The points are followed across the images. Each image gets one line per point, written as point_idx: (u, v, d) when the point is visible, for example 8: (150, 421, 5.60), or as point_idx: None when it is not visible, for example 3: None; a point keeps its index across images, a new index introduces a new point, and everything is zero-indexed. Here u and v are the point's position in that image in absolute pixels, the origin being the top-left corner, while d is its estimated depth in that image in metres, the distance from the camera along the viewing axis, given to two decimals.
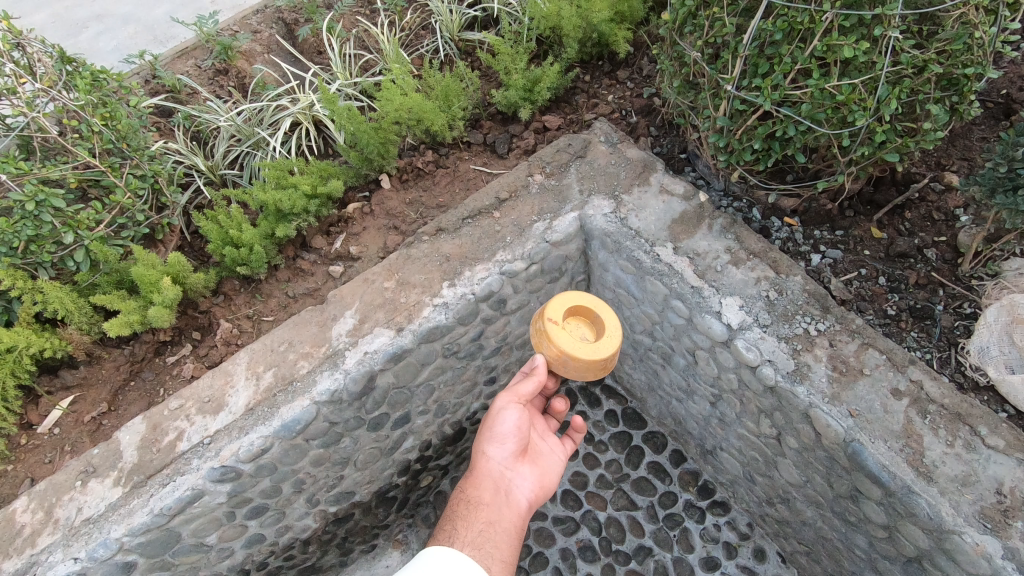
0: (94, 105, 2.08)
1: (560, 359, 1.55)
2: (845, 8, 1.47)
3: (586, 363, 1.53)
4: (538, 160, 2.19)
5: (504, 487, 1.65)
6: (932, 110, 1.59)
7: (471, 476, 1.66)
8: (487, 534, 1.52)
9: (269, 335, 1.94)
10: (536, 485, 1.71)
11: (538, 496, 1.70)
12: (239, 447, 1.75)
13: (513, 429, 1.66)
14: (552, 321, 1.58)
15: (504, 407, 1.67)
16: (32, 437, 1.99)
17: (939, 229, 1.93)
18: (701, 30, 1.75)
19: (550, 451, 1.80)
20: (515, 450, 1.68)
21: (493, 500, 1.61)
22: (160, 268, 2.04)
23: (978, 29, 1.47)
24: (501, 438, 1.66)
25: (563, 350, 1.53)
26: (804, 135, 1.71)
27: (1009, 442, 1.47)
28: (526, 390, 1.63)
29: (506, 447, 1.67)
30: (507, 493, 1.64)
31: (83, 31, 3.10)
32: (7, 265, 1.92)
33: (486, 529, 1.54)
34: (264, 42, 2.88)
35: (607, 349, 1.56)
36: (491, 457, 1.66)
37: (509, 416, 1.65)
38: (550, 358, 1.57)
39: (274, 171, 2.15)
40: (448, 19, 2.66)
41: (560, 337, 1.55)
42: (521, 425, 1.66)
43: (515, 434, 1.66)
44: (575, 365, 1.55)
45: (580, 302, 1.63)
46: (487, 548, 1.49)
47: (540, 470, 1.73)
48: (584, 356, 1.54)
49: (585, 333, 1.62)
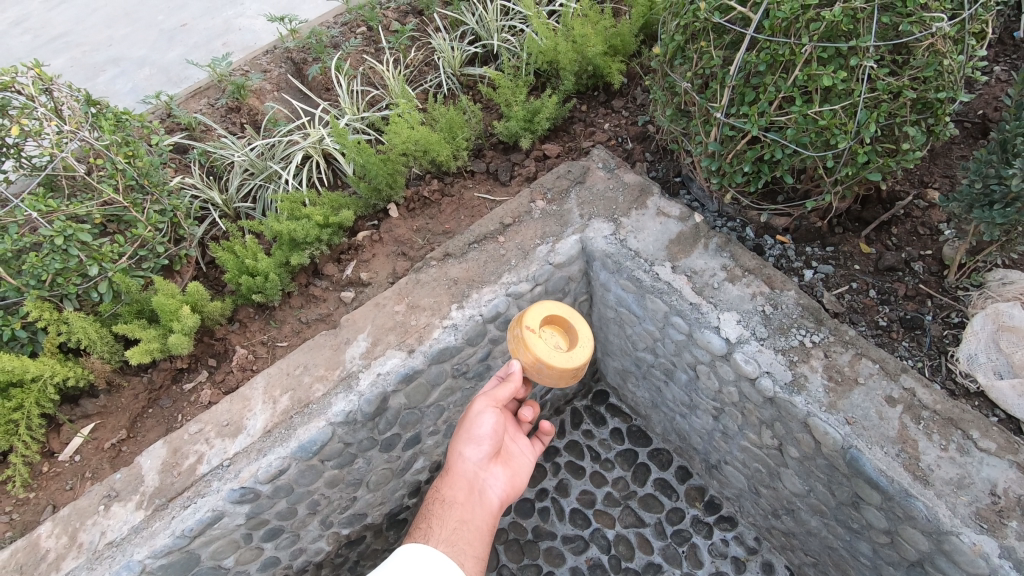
0: (118, 144, 2.20)
1: (535, 366, 1.61)
2: (823, 41, 1.59)
3: (559, 371, 1.59)
4: (539, 187, 2.29)
5: (478, 487, 1.68)
6: (909, 132, 1.70)
7: (447, 475, 1.69)
8: (460, 532, 1.56)
9: (285, 360, 2.01)
10: (508, 486, 1.74)
11: (510, 496, 1.74)
12: (257, 469, 1.80)
13: (489, 432, 1.68)
14: (529, 329, 1.63)
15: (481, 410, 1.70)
16: (54, 464, 2.04)
17: (925, 243, 2.02)
18: (690, 63, 1.88)
19: (522, 452, 1.82)
20: (490, 452, 1.70)
21: (467, 500, 1.64)
22: (180, 297, 2.13)
23: (947, 58, 1.60)
24: (477, 440, 1.68)
25: (539, 357, 1.59)
26: (791, 157, 1.81)
27: (1001, 445, 1.53)
28: (504, 394, 1.68)
29: (481, 449, 1.69)
30: (480, 493, 1.68)
31: (100, 73, 3.25)
32: (35, 297, 2.01)
33: (460, 527, 1.57)
34: (274, 81, 3.02)
35: (578, 358, 1.64)
36: (466, 459, 1.69)
37: (486, 419, 1.67)
38: (525, 364, 1.62)
39: (288, 203, 2.25)
40: (450, 56, 2.81)
41: (537, 345, 1.61)
42: (498, 427, 1.69)
43: (492, 436, 1.69)
44: (549, 372, 1.61)
45: (557, 312, 1.70)
46: (460, 546, 1.53)
47: (512, 471, 1.76)
48: (558, 364, 1.60)
49: (558, 341, 1.69)
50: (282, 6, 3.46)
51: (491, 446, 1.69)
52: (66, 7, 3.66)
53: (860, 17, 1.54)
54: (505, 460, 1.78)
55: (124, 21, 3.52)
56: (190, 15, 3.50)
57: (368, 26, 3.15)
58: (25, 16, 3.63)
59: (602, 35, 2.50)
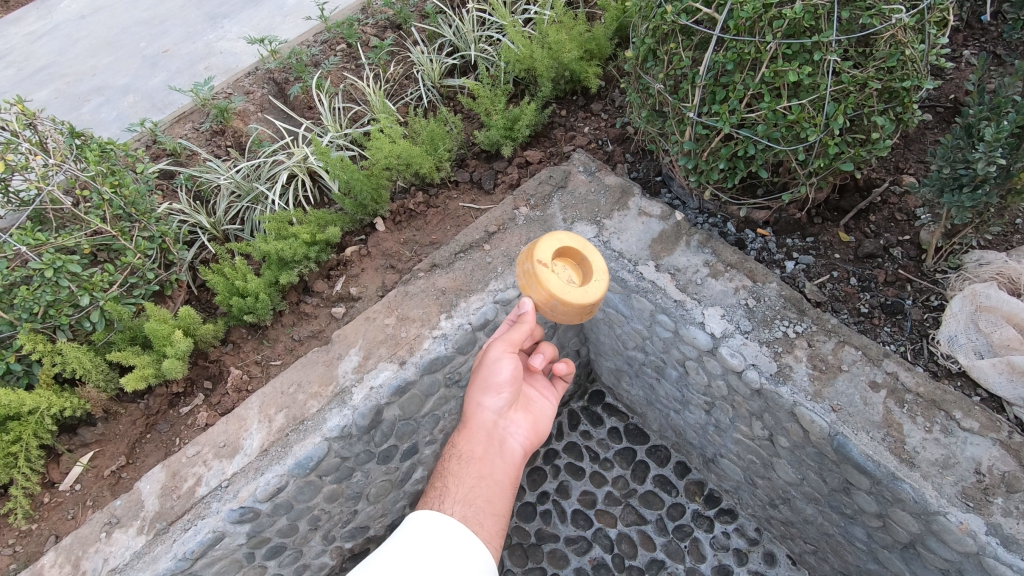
0: (104, 175, 2.23)
1: (548, 304, 1.57)
2: (787, 38, 1.62)
3: (578, 308, 1.55)
4: (522, 193, 2.32)
5: (496, 438, 1.69)
6: (878, 122, 1.73)
7: (464, 428, 1.71)
8: (476, 490, 1.57)
9: (279, 378, 2.03)
10: (528, 433, 1.75)
11: (532, 443, 1.76)
12: (256, 487, 1.82)
13: (510, 379, 1.70)
14: (541, 264, 1.58)
15: (498, 357, 1.70)
16: (55, 494, 2.05)
17: (903, 229, 2.06)
18: (662, 65, 1.90)
19: (540, 397, 1.86)
20: (509, 401, 1.72)
21: (483, 454, 1.66)
22: (172, 322, 2.15)
23: (908, 48, 1.65)
24: (491, 383, 1.70)
25: (552, 294, 1.54)
26: (764, 152, 1.84)
27: (983, 423, 1.57)
28: (521, 335, 1.69)
29: (501, 396, 1.70)
30: (501, 443, 1.70)
31: (84, 103, 3.28)
32: (28, 330, 2.04)
33: (476, 485, 1.59)
34: (258, 102, 3.06)
35: (596, 292, 1.60)
36: (483, 410, 1.70)
37: (504, 365, 1.69)
38: (540, 302, 1.59)
39: (275, 223, 2.27)
40: (429, 68, 2.85)
41: (552, 281, 1.56)
42: (518, 373, 1.71)
43: (510, 383, 1.70)
44: (564, 310, 1.57)
45: (557, 243, 1.63)
46: (479, 504, 1.54)
47: (532, 419, 1.78)
48: (573, 300, 1.55)
49: (571, 273, 1.64)
50: (261, 27, 3.49)
51: (510, 392, 1.71)
52: (49, 38, 3.68)
53: (821, 13, 1.58)
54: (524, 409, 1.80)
55: (106, 50, 3.55)
56: (171, 40, 3.53)
57: (347, 43, 3.18)
58: (9, 49, 3.65)
59: (578, 40, 2.54)
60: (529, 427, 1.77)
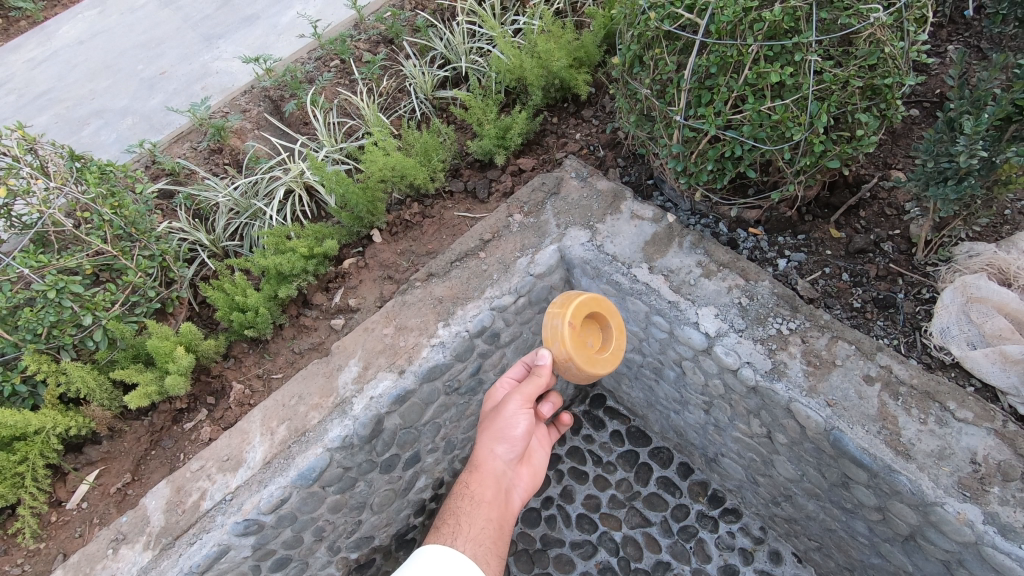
0: (104, 196, 2.27)
1: (566, 362, 1.68)
2: (767, 40, 1.65)
3: (589, 375, 1.69)
4: (516, 201, 2.35)
5: (503, 486, 1.76)
6: (861, 119, 1.76)
7: (473, 471, 1.76)
8: (487, 532, 1.63)
9: (279, 391, 2.05)
10: (528, 486, 1.84)
11: (528, 495, 1.85)
12: (259, 499, 1.84)
13: (522, 433, 1.77)
14: (572, 323, 1.67)
15: (515, 412, 1.75)
16: (62, 513, 2.07)
17: (893, 224, 2.08)
18: (649, 70, 1.93)
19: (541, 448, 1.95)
20: (518, 453, 1.80)
21: (492, 498, 1.71)
22: (173, 338, 2.18)
23: (887, 45, 1.67)
24: (504, 434, 1.76)
25: (573, 356, 1.66)
26: (752, 153, 1.86)
27: (978, 413, 1.58)
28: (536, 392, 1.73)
29: (511, 449, 1.77)
30: (506, 492, 1.76)
31: (84, 126, 3.34)
32: (33, 350, 2.08)
33: (487, 525, 1.64)
34: (254, 119, 3.11)
35: (607, 364, 1.74)
36: (494, 457, 1.77)
37: (520, 421, 1.75)
38: (558, 357, 1.68)
39: (273, 238, 2.30)
40: (422, 81, 2.89)
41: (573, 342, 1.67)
42: (529, 427, 1.78)
43: (521, 436, 1.77)
44: (577, 372, 1.69)
45: (590, 304, 1.72)
46: (489, 543, 1.61)
47: (532, 470, 1.87)
48: (587, 367, 1.69)
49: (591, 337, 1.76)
50: (256, 46, 3.55)
51: (522, 444, 1.79)
52: (48, 64, 3.75)
53: (800, 15, 1.61)
54: (526, 460, 1.89)
55: (105, 73, 3.61)
56: (168, 62, 3.59)
57: (341, 59, 3.23)
58: (9, 77, 3.72)
59: (566, 48, 2.57)
60: (528, 480, 1.86)
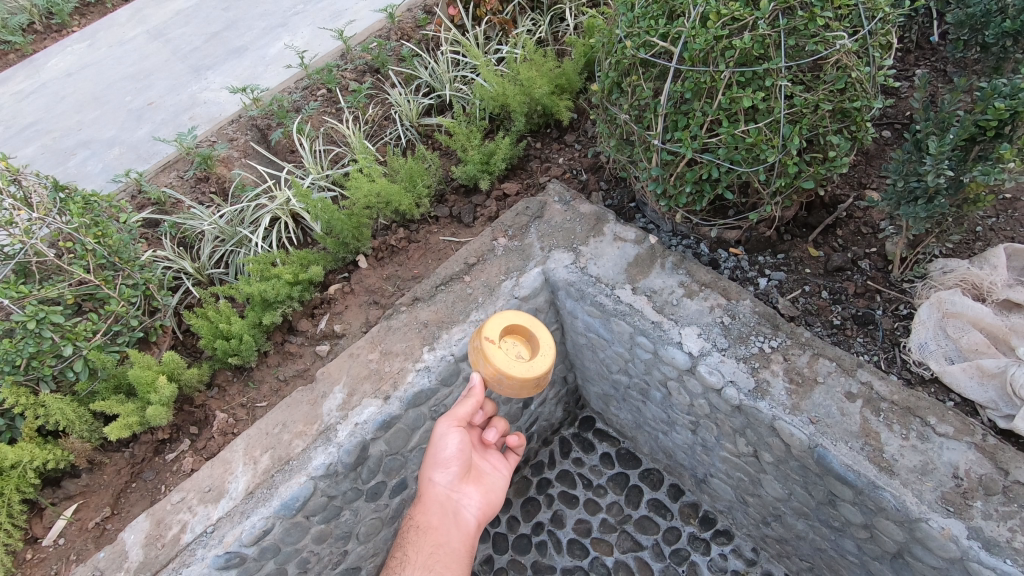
0: (87, 226, 2.26)
1: (495, 377, 1.69)
2: (739, 66, 1.71)
3: (519, 382, 1.66)
4: (500, 225, 2.37)
5: (451, 508, 1.83)
6: (833, 141, 1.80)
7: (420, 503, 1.84)
8: (436, 556, 1.74)
9: (263, 420, 2.03)
10: (481, 504, 1.89)
11: (484, 513, 1.90)
12: (241, 531, 1.81)
13: (456, 453, 1.82)
14: (488, 340, 1.72)
15: (445, 433, 1.82)
16: (38, 550, 2.01)
17: (869, 242, 2.12)
18: (627, 96, 1.98)
19: (494, 470, 1.98)
20: (459, 473, 1.85)
21: (440, 523, 1.80)
22: (156, 368, 2.15)
23: (854, 70, 1.74)
24: (441, 461, 1.82)
25: (497, 367, 1.66)
26: (728, 174, 1.90)
27: (958, 428, 1.60)
28: (464, 411, 1.81)
29: (449, 471, 1.83)
30: (454, 514, 1.83)
31: (71, 156, 3.35)
32: (11, 383, 2.06)
33: (435, 551, 1.75)
34: (241, 148, 3.13)
35: (541, 365, 1.72)
36: (435, 482, 1.83)
37: (450, 440, 1.81)
38: (487, 376, 1.70)
39: (257, 266, 2.31)
40: (407, 108, 2.94)
41: (498, 356, 1.69)
42: (463, 447, 1.82)
43: (457, 458, 1.82)
44: (509, 382, 1.68)
45: (503, 322, 1.78)
46: (437, 568, 1.71)
47: (483, 490, 1.91)
48: (517, 374, 1.67)
49: (520, 349, 1.78)
50: (244, 77, 3.60)
51: (457, 465, 1.83)
52: (36, 96, 3.77)
53: (769, 43, 1.67)
54: (475, 478, 1.93)
55: (93, 105, 3.63)
56: (157, 93, 3.63)
57: (327, 89, 3.28)
58: None
59: (548, 76, 2.63)
60: (481, 497, 1.90)
